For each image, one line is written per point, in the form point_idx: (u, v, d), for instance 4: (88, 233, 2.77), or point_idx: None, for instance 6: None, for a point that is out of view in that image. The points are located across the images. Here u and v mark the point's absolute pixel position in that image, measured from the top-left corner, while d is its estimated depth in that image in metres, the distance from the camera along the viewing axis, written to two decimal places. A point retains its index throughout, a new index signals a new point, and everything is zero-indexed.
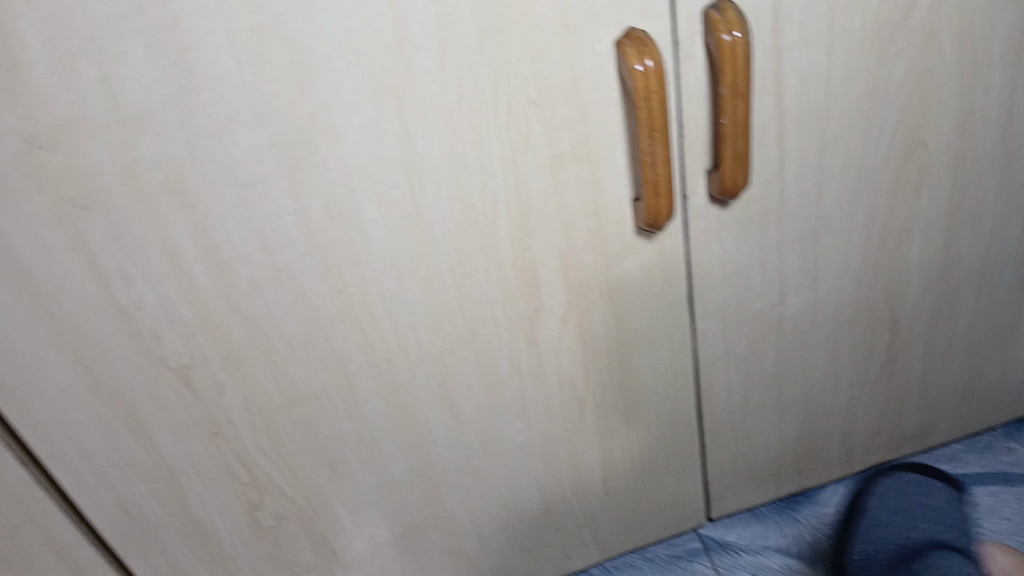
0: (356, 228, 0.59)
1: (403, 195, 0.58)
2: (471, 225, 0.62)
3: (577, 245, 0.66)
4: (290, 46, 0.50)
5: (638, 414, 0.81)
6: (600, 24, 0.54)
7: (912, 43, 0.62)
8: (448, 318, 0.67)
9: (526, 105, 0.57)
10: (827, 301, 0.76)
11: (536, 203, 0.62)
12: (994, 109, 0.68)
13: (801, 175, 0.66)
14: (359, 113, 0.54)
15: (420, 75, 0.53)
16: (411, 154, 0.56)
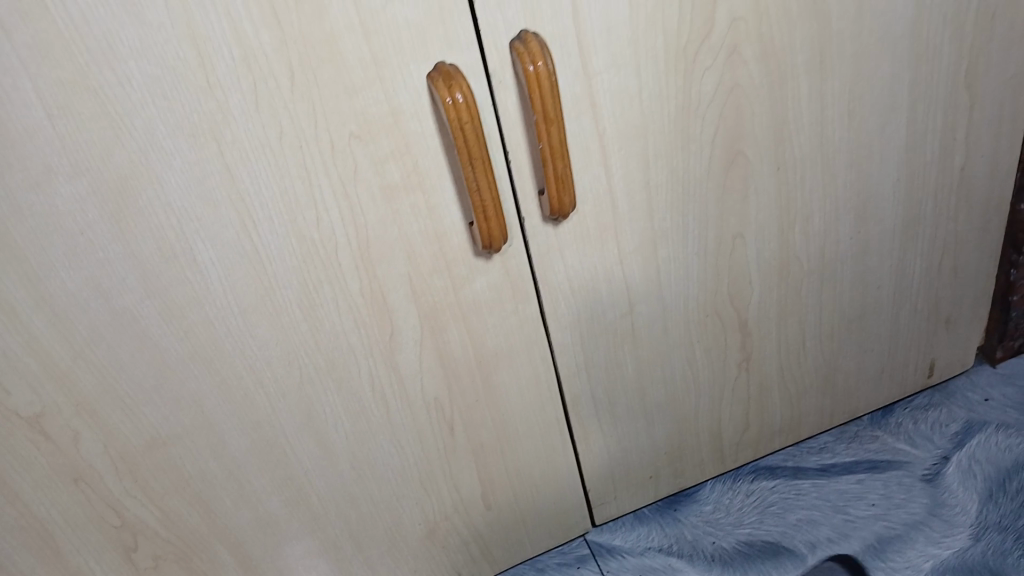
0: (193, 268, 0.60)
1: (236, 233, 0.60)
2: (312, 259, 0.63)
3: (424, 270, 0.68)
4: (102, 97, 0.52)
5: (511, 433, 0.83)
6: (410, 60, 0.57)
7: (717, 61, 0.66)
8: (303, 351, 0.68)
9: (350, 140, 0.59)
10: (674, 304, 0.81)
11: (375, 233, 0.64)
12: (807, 118, 0.73)
13: (629, 189, 0.71)
14: (178, 157, 0.56)
15: (234, 118, 0.55)
16: (237, 194, 0.58)
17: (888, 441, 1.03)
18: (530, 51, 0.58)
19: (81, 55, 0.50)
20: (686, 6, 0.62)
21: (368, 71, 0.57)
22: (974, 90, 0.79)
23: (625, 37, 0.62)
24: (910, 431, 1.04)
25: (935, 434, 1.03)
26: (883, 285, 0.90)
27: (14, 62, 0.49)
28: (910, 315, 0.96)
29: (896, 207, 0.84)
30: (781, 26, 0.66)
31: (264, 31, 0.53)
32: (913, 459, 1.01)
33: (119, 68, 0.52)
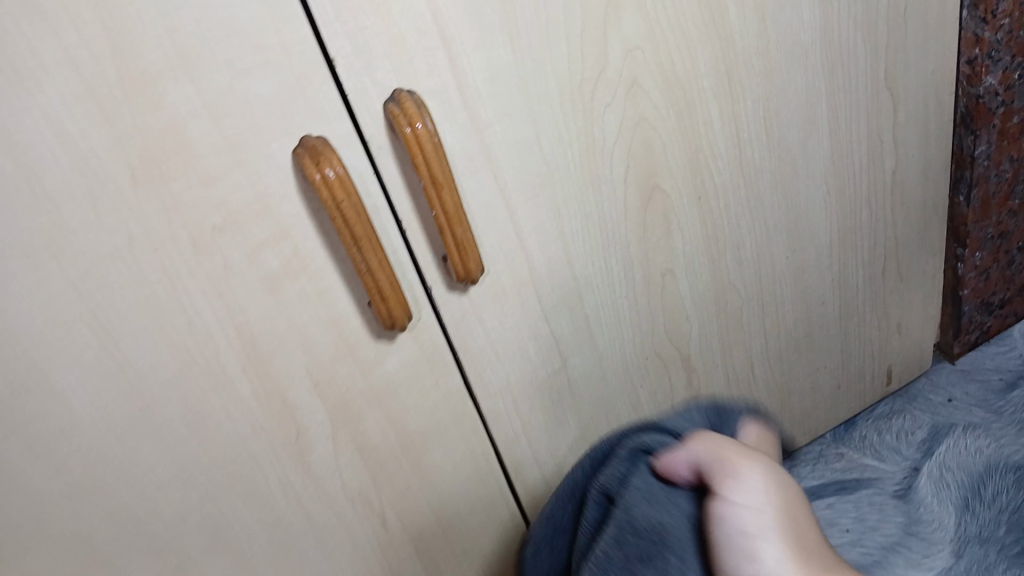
0: (52, 398, 0.53)
1: (96, 353, 0.52)
2: (191, 368, 0.56)
3: (324, 360, 0.60)
4: None
5: (453, 515, 0.75)
6: (269, 137, 0.50)
7: (618, 95, 0.60)
8: (199, 467, 0.60)
9: (214, 233, 0.52)
10: (610, 353, 0.75)
11: (261, 330, 0.56)
12: (724, 142, 0.67)
13: (546, 243, 0.64)
14: (13, 281, 0.48)
15: (73, 228, 0.48)
16: (91, 310, 0.51)
17: (854, 458, 0.99)
18: (406, 112, 0.52)
19: None
20: (574, 42, 0.57)
21: (224, 155, 0.50)
22: (894, 90, 0.74)
23: (514, 83, 0.56)
24: (875, 445, 0.99)
25: (901, 444, 0.98)
26: (829, 302, 0.85)
27: None
28: (860, 326, 0.91)
29: (830, 221, 0.79)
30: (680, 50, 0.61)
31: (91, 128, 0.46)
32: (883, 474, 0.96)
33: None
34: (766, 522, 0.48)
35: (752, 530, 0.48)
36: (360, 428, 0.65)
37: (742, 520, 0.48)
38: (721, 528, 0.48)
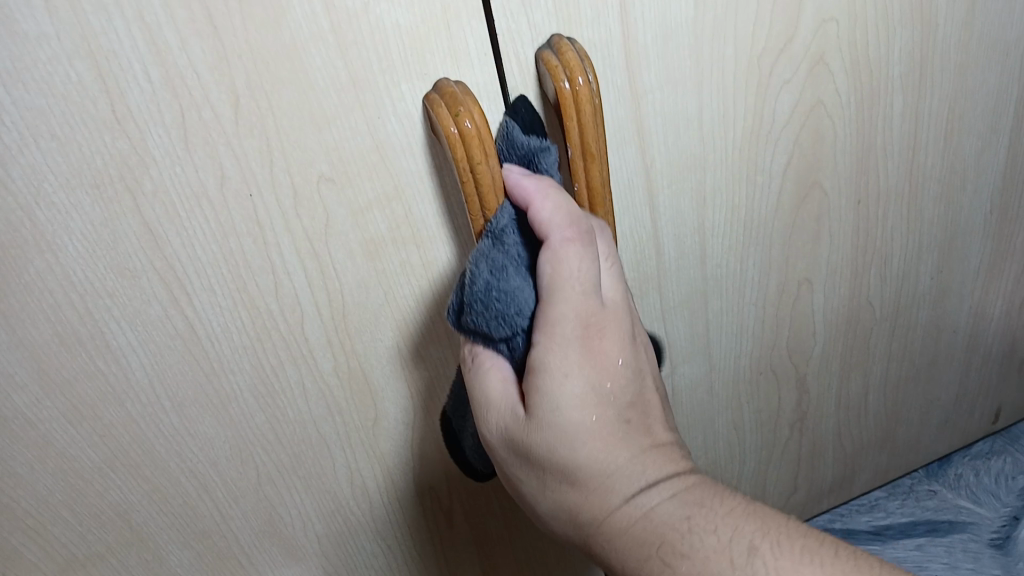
0: (107, 356, 0.45)
1: (164, 311, 0.44)
2: (271, 337, 0.48)
3: (418, 341, 0.52)
4: None
5: (517, 492, 0.65)
6: (401, 76, 0.41)
7: (799, 73, 0.51)
8: (262, 447, 0.52)
9: (320, 184, 0.43)
10: (724, 366, 0.66)
11: (354, 300, 0.48)
12: (898, 141, 0.58)
13: (678, 231, 0.55)
14: (76, 217, 0.40)
15: (158, 161, 0.39)
16: (166, 262, 0.43)
17: (948, 499, 0.90)
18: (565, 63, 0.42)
19: None
20: (765, 4, 0.47)
21: (345, 89, 0.41)
22: None
23: (686, 45, 0.47)
24: (971, 486, 0.90)
25: (1000, 488, 0.90)
26: (959, 329, 0.76)
27: None
28: (984, 360, 0.81)
29: (983, 241, 0.70)
30: (879, 28, 0.52)
31: (195, 41, 0.37)
32: (978, 520, 0.87)
33: None
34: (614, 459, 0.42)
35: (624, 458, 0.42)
36: (426, 411, 0.56)
37: (559, 504, 0.43)
38: (550, 507, 0.44)
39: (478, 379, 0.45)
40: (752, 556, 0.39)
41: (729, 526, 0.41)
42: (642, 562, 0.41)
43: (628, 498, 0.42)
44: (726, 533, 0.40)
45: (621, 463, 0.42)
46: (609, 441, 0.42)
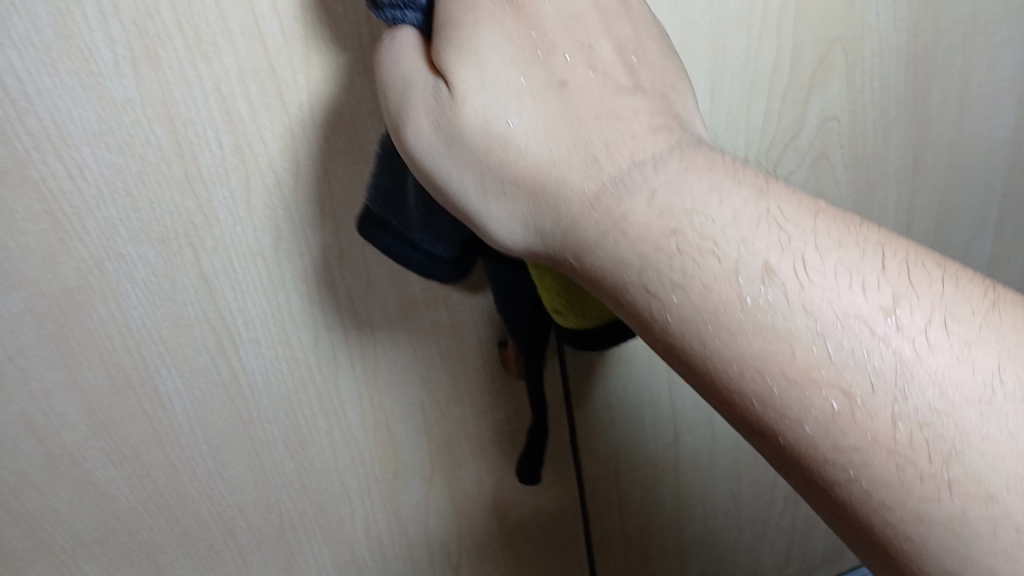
0: (153, 400, 0.48)
1: (211, 359, 0.47)
2: (306, 386, 0.51)
3: (441, 397, 0.55)
4: (42, 191, 0.40)
5: (523, 553, 0.67)
6: None
7: (803, 163, 0.55)
8: (287, 494, 0.55)
9: (365, 247, 0.47)
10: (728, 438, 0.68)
11: (386, 356, 0.51)
12: (891, 228, 0.63)
13: None
14: (142, 269, 0.43)
15: (220, 221, 0.43)
16: (218, 314, 0.46)
17: None
18: None
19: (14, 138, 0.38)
20: (775, 100, 0.52)
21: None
22: None
23: (701, 135, 0.52)
24: None
25: None
26: None
27: None
28: None
29: None
30: (878, 126, 0.56)
31: (265, 115, 0.40)
32: None
33: (67, 154, 0.39)
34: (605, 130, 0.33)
35: (599, 88, 0.34)
36: (479, 470, 0.60)
37: (508, 125, 0.33)
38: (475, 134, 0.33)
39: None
40: (799, 266, 0.28)
41: (745, 193, 0.30)
42: (701, 257, 0.29)
43: (644, 203, 0.31)
44: (746, 207, 0.30)
45: (634, 132, 0.32)
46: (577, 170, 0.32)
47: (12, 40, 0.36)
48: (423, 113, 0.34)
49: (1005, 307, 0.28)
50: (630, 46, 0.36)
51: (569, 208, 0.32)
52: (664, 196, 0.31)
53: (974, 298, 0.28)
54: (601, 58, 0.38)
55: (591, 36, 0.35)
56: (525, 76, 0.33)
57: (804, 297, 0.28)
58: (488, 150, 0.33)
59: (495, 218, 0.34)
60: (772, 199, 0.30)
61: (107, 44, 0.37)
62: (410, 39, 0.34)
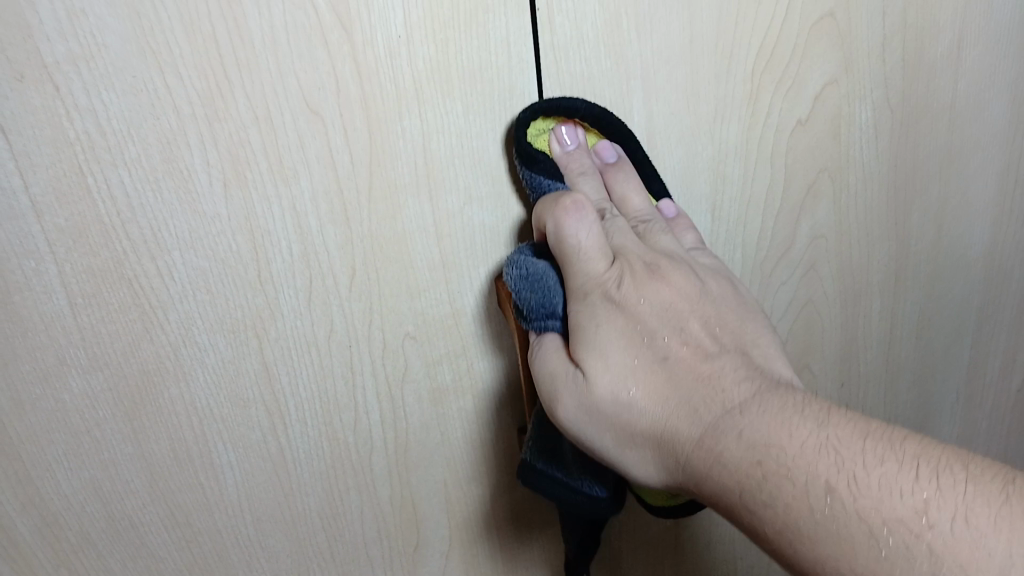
0: (208, 472, 0.53)
1: (263, 436, 0.53)
2: (343, 463, 0.56)
3: (462, 477, 0.60)
4: (135, 287, 0.45)
5: None
6: (481, 262, 0.52)
7: (794, 275, 0.62)
8: (318, 562, 0.60)
9: (405, 340, 0.53)
10: (721, 521, 0.73)
11: (416, 437, 0.57)
12: (875, 336, 0.68)
13: None
14: (212, 354, 0.49)
15: (284, 315, 0.49)
16: (273, 395, 0.52)
17: None
18: None
19: (117, 241, 0.44)
20: (768, 218, 0.58)
21: (469, 247, 0.52)
22: None
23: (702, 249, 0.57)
24: None
25: None
26: None
27: (39, 244, 0.43)
28: None
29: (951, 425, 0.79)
30: (862, 245, 0.63)
31: (331, 227, 0.47)
32: None
33: (160, 257, 0.45)
34: (698, 398, 0.40)
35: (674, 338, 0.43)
36: (540, 534, 0.66)
37: (634, 414, 0.42)
38: (604, 399, 0.42)
39: (539, 211, 0.46)
40: (852, 484, 0.34)
41: (811, 427, 0.37)
42: (761, 482, 0.36)
43: (737, 442, 0.38)
44: (811, 441, 0.36)
45: (718, 379, 0.41)
46: (653, 395, 0.42)
47: (125, 161, 0.42)
48: (567, 396, 0.44)
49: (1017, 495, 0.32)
50: (715, 318, 0.45)
51: (682, 451, 0.40)
52: (754, 430, 0.37)
53: (990, 492, 0.32)
54: (672, 280, 0.45)
55: (683, 321, 0.44)
56: (637, 359, 0.43)
57: (869, 505, 0.33)
58: (611, 412, 0.42)
59: (631, 462, 0.42)
60: (832, 436, 0.36)
61: (204, 167, 0.43)
62: (554, 343, 0.46)
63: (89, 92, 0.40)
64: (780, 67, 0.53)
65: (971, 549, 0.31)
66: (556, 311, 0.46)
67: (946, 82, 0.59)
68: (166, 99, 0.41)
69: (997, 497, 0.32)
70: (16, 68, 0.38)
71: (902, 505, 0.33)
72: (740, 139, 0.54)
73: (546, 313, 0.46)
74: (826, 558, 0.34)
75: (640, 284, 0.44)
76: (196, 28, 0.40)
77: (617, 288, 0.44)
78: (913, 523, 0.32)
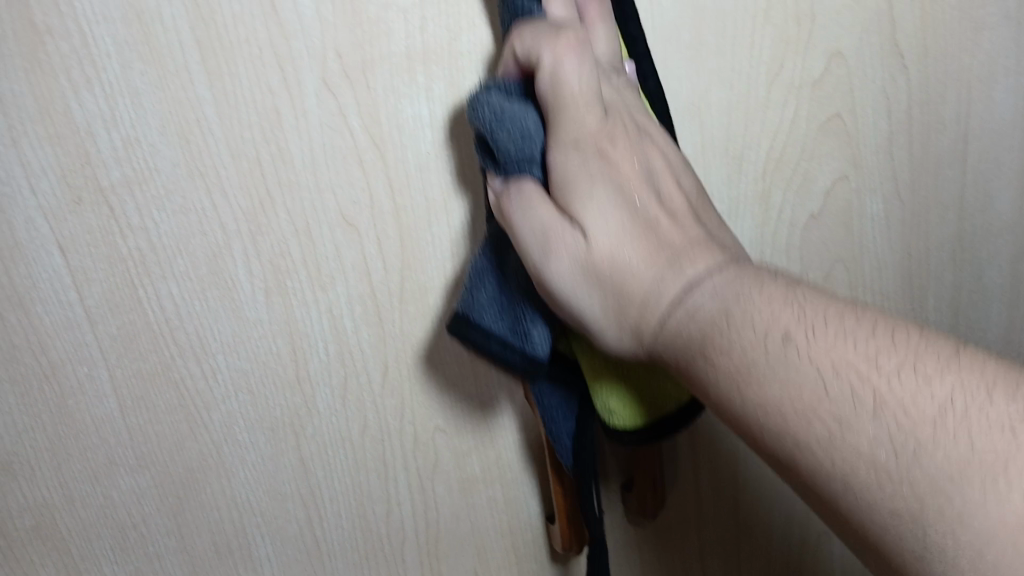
0: (247, 563, 0.55)
1: (300, 528, 0.54)
2: (377, 552, 0.57)
3: (493, 566, 0.61)
4: (181, 389, 0.48)
5: None
6: None
7: None
8: None
9: (435, 432, 0.54)
10: None
11: (446, 526, 0.58)
12: None
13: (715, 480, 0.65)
14: (252, 451, 0.51)
15: (320, 411, 0.51)
16: (309, 488, 0.53)
17: None
18: None
19: (165, 346, 0.47)
20: None
21: None
22: None
23: None
24: None
25: None
26: None
27: (94, 352, 0.46)
28: None
29: None
30: None
31: (365, 328, 0.50)
32: None
33: (205, 360, 0.48)
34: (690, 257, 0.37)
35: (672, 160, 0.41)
36: None
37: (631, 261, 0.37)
38: (602, 258, 0.38)
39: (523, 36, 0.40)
40: (809, 332, 0.34)
41: (777, 285, 0.36)
42: (776, 391, 0.33)
43: (705, 292, 0.36)
44: (779, 292, 0.35)
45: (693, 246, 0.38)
46: (643, 247, 0.38)
47: (174, 274, 0.45)
48: (562, 241, 0.38)
49: (969, 356, 0.32)
50: (703, 202, 0.42)
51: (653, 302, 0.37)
52: (817, 359, 0.33)
53: (969, 379, 0.31)
54: (662, 141, 0.41)
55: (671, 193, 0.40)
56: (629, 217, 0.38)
57: (871, 392, 0.32)
58: (617, 282, 0.38)
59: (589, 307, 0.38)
60: (797, 292, 0.36)
61: (247, 278, 0.46)
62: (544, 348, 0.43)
63: (142, 211, 0.43)
64: (789, 167, 0.55)
65: (930, 404, 0.31)
66: (533, 157, 0.40)
67: (954, 173, 0.60)
68: (213, 217, 0.44)
69: (954, 355, 0.32)
70: (75, 193, 0.42)
71: (929, 408, 0.31)
72: (755, 236, 0.56)
73: (526, 157, 0.40)
74: (839, 494, 0.32)
75: (619, 153, 0.39)
76: (241, 152, 0.43)
77: (610, 147, 0.39)
78: (864, 372, 0.32)
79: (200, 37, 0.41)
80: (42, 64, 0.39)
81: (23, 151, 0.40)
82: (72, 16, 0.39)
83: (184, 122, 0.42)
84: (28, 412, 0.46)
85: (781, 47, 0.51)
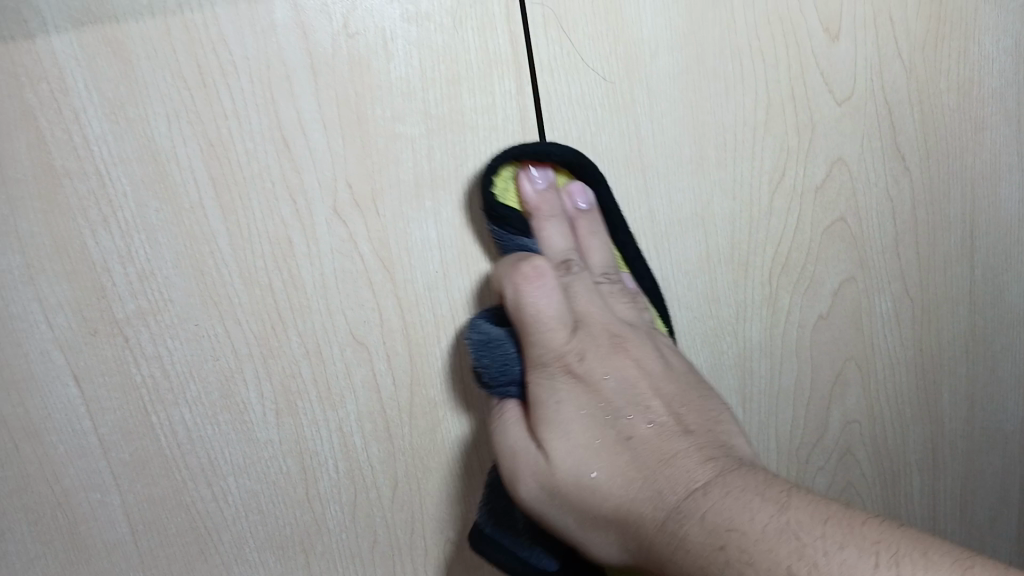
0: None
1: None
2: None
3: None
4: (191, 512, 0.48)
5: None
6: None
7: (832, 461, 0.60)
8: None
9: (447, 547, 0.52)
10: None
11: None
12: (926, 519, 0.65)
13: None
14: (263, 572, 0.50)
15: (331, 528, 0.50)
16: None
17: None
18: None
19: (175, 471, 0.47)
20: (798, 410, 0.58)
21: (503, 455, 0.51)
22: None
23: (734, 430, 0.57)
24: None
25: None
26: None
27: (106, 479, 0.46)
28: None
29: None
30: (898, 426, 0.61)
31: (374, 445, 0.49)
32: None
33: (216, 482, 0.47)
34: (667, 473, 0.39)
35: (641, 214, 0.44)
36: None
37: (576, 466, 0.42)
38: (531, 307, 0.43)
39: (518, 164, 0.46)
40: (780, 510, 0.34)
41: (773, 507, 0.34)
42: (741, 557, 0.33)
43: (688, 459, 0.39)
44: (771, 515, 0.34)
45: (683, 463, 0.39)
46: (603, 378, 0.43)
47: (186, 399, 0.45)
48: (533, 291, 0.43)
49: (980, 570, 0.30)
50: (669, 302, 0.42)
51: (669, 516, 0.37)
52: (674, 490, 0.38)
53: (945, 569, 0.30)
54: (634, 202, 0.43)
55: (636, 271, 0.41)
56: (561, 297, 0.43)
57: (838, 574, 0.31)
58: (527, 315, 0.43)
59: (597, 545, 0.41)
60: (790, 509, 0.34)
61: (258, 399, 0.46)
62: (515, 411, 0.45)
63: (155, 340, 0.44)
64: (795, 271, 0.54)
65: (916, 574, 0.30)
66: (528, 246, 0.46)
67: (963, 269, 0.59)
68: (225, 342, 0.45)
69: (954, 564, 0.30)
70: (90, 325, 0.43)
71: (863, 560, 0.31)
72: (762, 339, 0.55)
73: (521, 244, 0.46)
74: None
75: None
76: (254, 279, 0.44)
77: (581, 249, 0.42)
78: (863, 546, 0.31)
79: (214, 172, 0.42)
80: (61, 206, 0.41)
81: (39, 287, 0.42)
82: (91, 159, 0.41)
83: (197, 254, 0.43)
84: (41, 539, 0.46)
85: (782, 155, 0.51)
